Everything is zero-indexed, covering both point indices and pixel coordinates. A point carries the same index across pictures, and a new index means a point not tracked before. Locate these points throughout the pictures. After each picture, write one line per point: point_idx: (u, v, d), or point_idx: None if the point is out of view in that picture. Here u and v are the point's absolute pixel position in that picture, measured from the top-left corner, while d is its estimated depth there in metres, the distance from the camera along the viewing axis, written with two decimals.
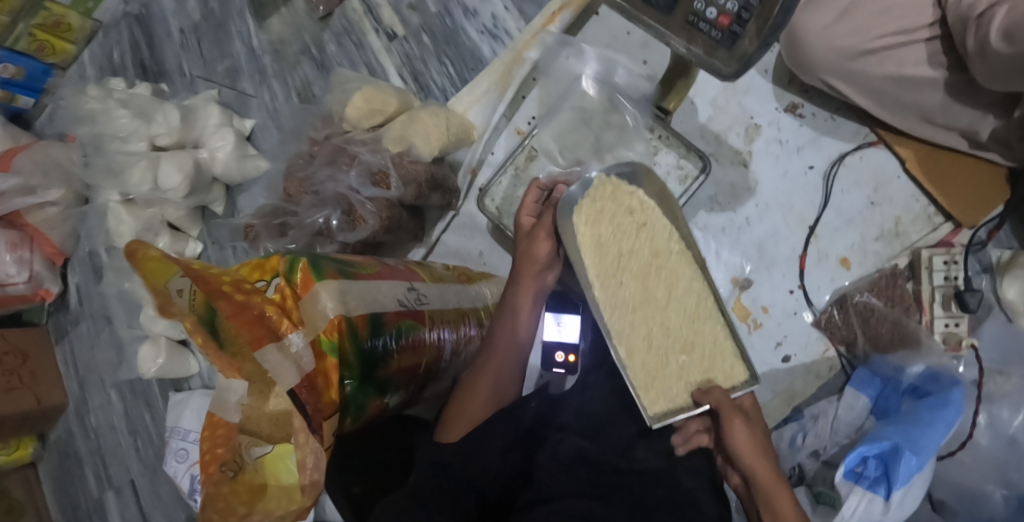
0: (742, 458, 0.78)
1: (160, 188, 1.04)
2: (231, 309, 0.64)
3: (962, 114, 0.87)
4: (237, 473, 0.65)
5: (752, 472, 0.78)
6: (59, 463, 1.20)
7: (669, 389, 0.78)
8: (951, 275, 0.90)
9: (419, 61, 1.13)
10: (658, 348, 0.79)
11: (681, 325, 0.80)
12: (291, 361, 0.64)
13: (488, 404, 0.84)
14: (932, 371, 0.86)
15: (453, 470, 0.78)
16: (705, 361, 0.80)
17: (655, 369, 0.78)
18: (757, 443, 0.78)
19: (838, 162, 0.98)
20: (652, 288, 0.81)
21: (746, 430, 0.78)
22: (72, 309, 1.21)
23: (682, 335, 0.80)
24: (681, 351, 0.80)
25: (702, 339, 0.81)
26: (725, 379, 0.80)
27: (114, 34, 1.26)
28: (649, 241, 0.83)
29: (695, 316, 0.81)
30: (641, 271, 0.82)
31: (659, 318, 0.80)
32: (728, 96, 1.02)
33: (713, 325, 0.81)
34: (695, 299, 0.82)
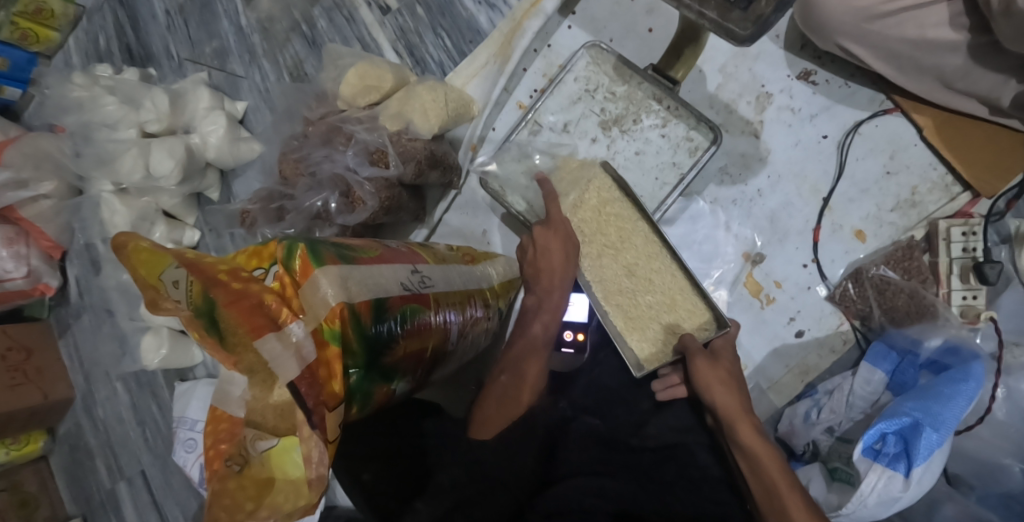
0: (709, 396, 0.81)
1: (152, 176, 1.01)
2: (228, 296, 0.62)
3: (984, 79, 0.83)
4: (243, 468, 0.65)
5: (721, 410, 0.80)
6: (69, 455, 1.20)
7: (647, 329, 0.88)
8: (970, 246, 0.88)
9: (414, 34, 1.08)
10: (627, 290, 0.89)
11: (641, 265, 0.88)
12: (291, 352, 0.63)
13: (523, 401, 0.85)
14: (951, 344, 0.85)
15: (486, 468, 0.76)
16: (670, 298, 0.87)
17: (632, 312, 0.89)
18: (725, 381, 0.81)
19: (852, 131, 0.95)
20: (614, 241, 0.89)
21: (713, 369, 0.81)
22: (73, 303, 1.19)
23: (643, 276, 0.88)
24: (648, 291, 0.88)
25: (664, 279, 0.87)
26: (691, 318, 0.86)
27: (97, 18, 1.21)
28: (600, 196, 0.91)
29: (651, 255, 0.88)
30: (596, 224, 0.90)
31: (621, 265, 0.89)
32: (738, 63, 0.98)
33: (669, 264, 0.87)
34: (646, 242, 0.88)
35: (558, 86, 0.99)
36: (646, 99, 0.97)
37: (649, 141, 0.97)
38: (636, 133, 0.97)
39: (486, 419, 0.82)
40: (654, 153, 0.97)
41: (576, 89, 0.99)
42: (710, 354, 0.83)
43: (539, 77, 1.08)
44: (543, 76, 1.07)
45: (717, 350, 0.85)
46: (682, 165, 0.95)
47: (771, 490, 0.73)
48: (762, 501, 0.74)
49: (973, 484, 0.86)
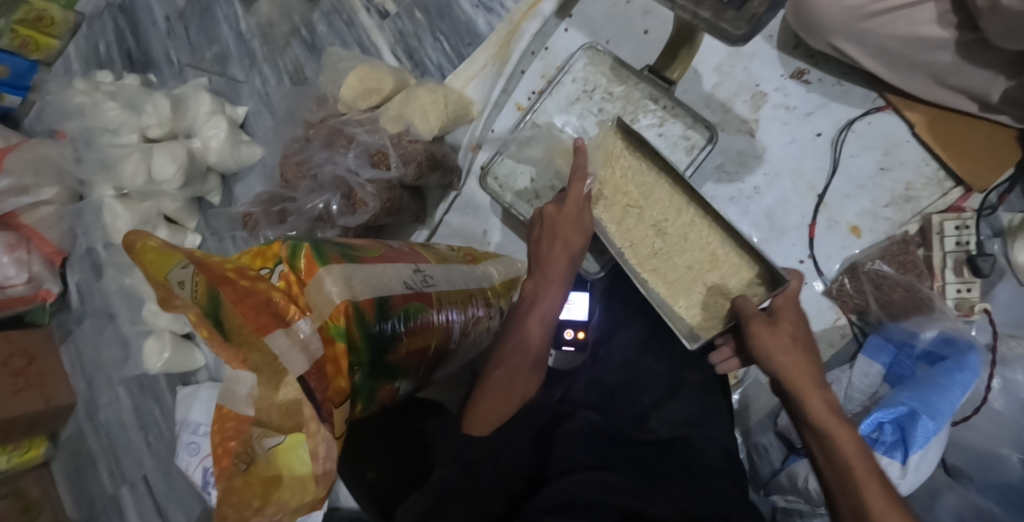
0: (775, 365, 0.76)
1: (154, 180, 1.02)
2: (236, 295, 0.63)
3: (973, 76, 0.84)
4: (250, 466, 0.66)
5: (787, 382, 0.75)
6: (72, 461, 1.19)
7: (691, 291, 0.87)
8: (963, 239, 0.89)
9: (413, 37, 1.10)
10: (661, 253, 0.88)
11: (670, 224, 0.87)
12: (299, 347, 0.64)
13: (514, 396, 0.83)
14: (946, 335, 0.85)
15: (480, 467, 0.69)
16: (709, 254, 0.85)
17: (671, 276, 0.87)
18: (792, 348, 0.76)
19: (846, 128, 0.96)
20: (639, 206, 0.89)
21: (776, 339, 0.77)
22: (75, 309, 1.19)
23: (677, 236, 0.87)
24: (683, 250, 0.87)
25: (698, 235, 0.86)
26: (735, 275, 0.84)
27: (97, 25, 1.22)
28: (617, 163, 0.90)
29: (678, 213, 0.87)
30: (623, 189, 0.90)
31: (650, 227, 0.89)
32: (733, 62, 1.00)
33: (699, 218, 0.86)
34: (671, 200, 0.87)
35: (555, 87, 1.01)
36: (643, 99, 0.98)
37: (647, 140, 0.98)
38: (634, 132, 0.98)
39: (481, 415, 0.80)
40: None
41: (574, 89, 1.01)
42: (768, 319, 0.78)
43: (538, 79, 1.09)
44: (541, 77, 1.08)
45: (777, 310, 0.80)
46: (680, 163, 0.96)
47: (845, 472, 0.69)
48: (831, 481, 0.70)
49: (973, 476, 0.87)
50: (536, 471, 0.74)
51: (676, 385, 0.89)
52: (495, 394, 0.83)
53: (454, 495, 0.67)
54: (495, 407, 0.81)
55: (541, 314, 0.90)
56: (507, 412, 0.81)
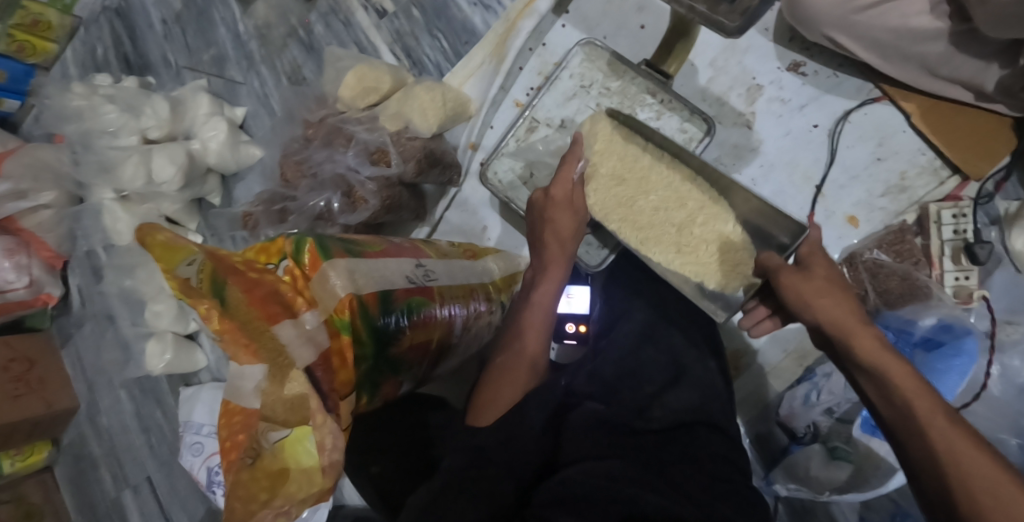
0: (816, 315, 0.71)
1: (154, 182, 1.02)
2: (245, 287, 0.65)
3: (966, 65, 0.85)
4: (256, 460, 0.66)
5: (832, 326, 0.70)
6: (73, 465, 1.19)
7: (663, 235, 0.89)
8: (961, 228, 0.90)
9: (410, 36, 1.10)
10: (630, 202, 0.90)
11: (633, 173, 0.91)
12: (304, 339, 0.65)
13: (517, 383, 0.83)
14: (944, 322, 0.86)
15: (492, 454, 0.72)
16: (675, 195, 0.89)
17: (640, 222, 0.90)
18: (828, 293, 0.71)
19: (842, 119, 0.97)
20: (601, 159, 0.92)
21: (811, 284, 0.72)
22: (75, 313, 1.19)
23: (675, 204, 0.89)
24: (649, 195, 0.90)
25: (659, 179, 0.90)
26: (703, 211, 0.88)
27: (94, 29, 1.22)
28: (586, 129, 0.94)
29: (639, 161, 0.91)
30: (618, 169, 0.92)
31: (613, 178, 0.92)
32: (728, 56, 1.01)
33: (658, 163, 0.90)
34: (628, 150, 0.92)
35: (553, 83, 1.02)
36: (641, 94, 0.99)
37: None
38: None
39: (486, 402, 0.82)
40: None
41: (571, 85, 1.02)
42: (797, 269, 0.74)
43: (535, 76, 1.08)
44: (538, 74, 1.08)
45: (805, 259, 0.75)
46: None
47: (906, 412, 0.63)
48: (897, 426, 0.64)
49: None
50: (547, 458, 0.77)
51: (678, 373, 0.88)
52: (499, 382, 0.83)
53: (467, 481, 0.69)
54: (501, 393, 0.82)
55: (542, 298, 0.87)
56: (513, 398, 0.82)
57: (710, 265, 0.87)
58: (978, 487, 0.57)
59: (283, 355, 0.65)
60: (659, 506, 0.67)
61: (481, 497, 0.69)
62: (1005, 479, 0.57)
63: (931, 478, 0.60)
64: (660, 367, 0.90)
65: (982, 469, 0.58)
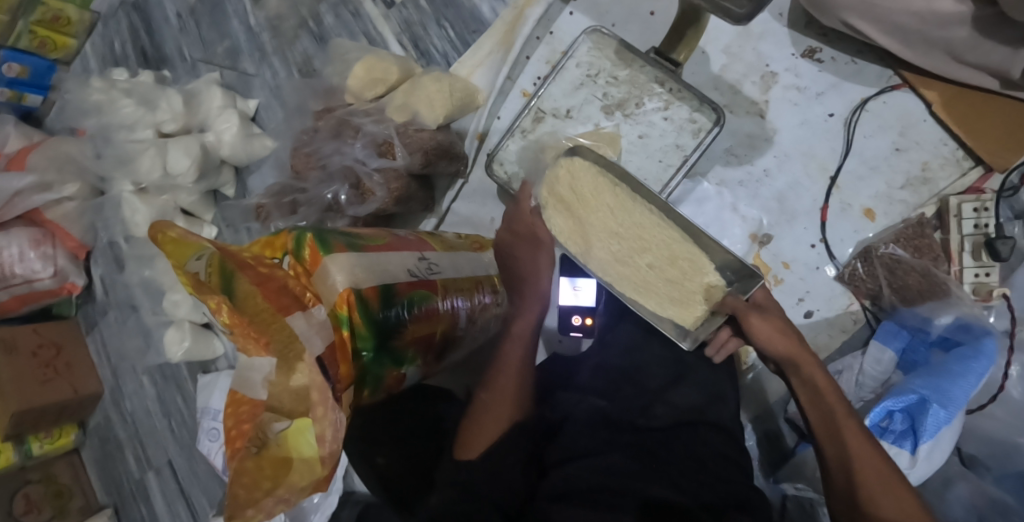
0: (769, 346, 0.74)
1: (170, 174, 1.05)
2: (256, 279, 0.67)
3: (993, 52, 0.80)
4: (261, 450, 0.68)
5: (784, 357, 0.74)
6: (100, 447, 1.24)
7: (661, 294, 0.81)
8: (982, 223, 0.86)
9: (419, 26, 1.09)
10: (624, 257, 0.83)
11: (626, 227, 0.83)
12: (315, 329, 0.66)
13: (502, 422, 0.76)
14: (962, 321, 0.84)
15: (475, 488, 0.70)
16: (667, 253, 0.81)
17: (635, 278, 0.83)
18: (783, 329, 0.74)
19: (860, 108, 0.93)
20: (586, 213, 0.85)
21: (767, 322, 0.75)
22: (99, 301, 1.23)
23: (662, 255, 0.82)
24: (643, 252, 0.82)
25: (651, 233, 0.82)
26: (696, 269, 0.80)
27: (112, 24, 1.25)
28: (565, 178, 0.87)
29: (628, 213, 0.83)
30: (597, 215, 0.84)
31: (604, 232, 0.84)
32: (742, 42, 0.97)
33: (648, 213, 0.82)
34: (617, 201, 0.84)
35: (560, 73, 1.00)
36: (649, 82, 0.97)
37: (653, 124, 0.96)
38: (640, 116, 0.97)
39: (469, 438, 0.76)
40: (657, 136, 0.96)
41: (579, 74, 0.99)
42: (756, 307, 0.77)
43: (543, 65, 1.07)
44: (547, 63, 1.07)
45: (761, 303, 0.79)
46: (686, 146, 0.95)
47: (832, 422, 0.71)
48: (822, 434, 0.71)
49: (989, 466, 0.86)
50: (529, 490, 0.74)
51: (681, 372, 0.85)
52: (482, 421, 0.76)
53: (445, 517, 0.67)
54: (483, 430, 0.75)
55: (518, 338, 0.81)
56: (496, 435, 0.75)
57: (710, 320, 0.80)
58: (880, 501, 0.65)
59: (293, 344, 0.66)
60: (666, 499, 0.68)
61: None
62: (900, 487, 0.66)
63: (841, 478, 0.69)
64: (668, 358, 0.86)
65: (880, 474, 0.67)
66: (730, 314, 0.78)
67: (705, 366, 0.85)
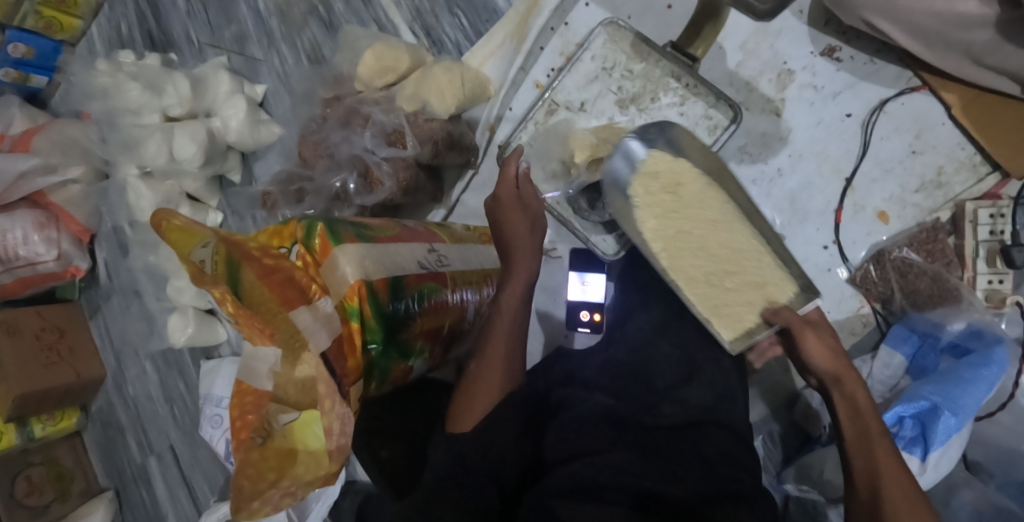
0: (814, 362, 0.76)
1: (176, 159, 1.04)
2: (261, 271, 0.65)
3: (1013, 56, 0.79)
4: (266, 440, 0.66)
5: (826, 373, 0.76)
6: (102, 431, 1.23)
7: (738, 314, 0.81)
8: (998, 229, 0.86)
9: (430, 14, 1.07)
10: (714, 278, 0.82)
11: (722, 247, 0.83)
12: (322, 323, 0.65)
13: (493, 391, 0.78)
14: (973, 327, 0.84)
15: (470, 464, 0.71)
16: (756, 280, 0.82)
17: (716, 299, 0.82)
18: (834, 348, 0.75)
19: (877, 109, 0.92)
20: (688, 222, 0.84)
21: (821, 341, 0.76)
22: (102, 285, 1.22)
23: (751, 281, 0.82)
24: (731, 274, 0.83)
25: (747, 262, 0.83)
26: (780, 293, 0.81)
27: (118, 6, 1.23)
28: (665, 176, 0.85)
29: (731, 233, 0.83)
30: (682, 221, 0.84)
31: (699, 248, 0.83)
32: (759, 39, 0.96)
33: (755, 245, 0.83)
34: (722, 218, 0.84)
35: (574, 65, 0.98)
36: (665, 78, 0.95)
37: (667, 120, 0.96)
38: (654, 111, 0.96)
39: (460, 413, 0.77)
40: None
41: (593, 67, 0.98)
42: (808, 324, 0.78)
43: (556, 56, 1.05)
44: (560, 55, 1.05)
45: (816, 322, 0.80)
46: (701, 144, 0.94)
47: (862, 439, 0.72)
48: (852, 450, 0.72)
49: (994, 473, 0.86)
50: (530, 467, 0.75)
51: (691, 372, 0.84)
52: (475, 390, 0.78)
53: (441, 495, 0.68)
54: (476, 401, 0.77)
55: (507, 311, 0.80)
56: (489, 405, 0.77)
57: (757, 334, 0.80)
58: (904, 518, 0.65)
59: (298, 335, 0.64)
60: (678, 501, 0.67)
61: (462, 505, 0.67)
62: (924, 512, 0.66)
63: (864, 491, 0.69)
64: (677, 356, 0.86)
65: (908, 493, 0.67)
66: (778, 327, 0.78)
67: (713, 368, 0.84)
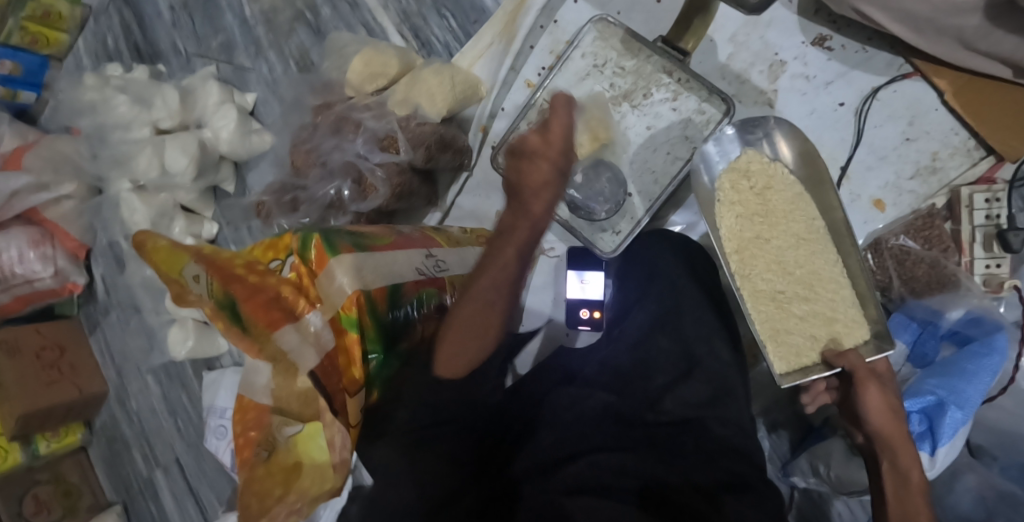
0: (870, 419, 0.79)
1: (168, 173, 1.03)
2: (245, 292, 0.64)
3: (1005, 41, 0.79)
4: (271, 454, 0.69)
5: (880, 435, 0.78)
6: (107, 446, 1.24)
7: (796, 345, 0.86)
8: (993, 213, 0.86)
9: (417, 16, 1.07)
10: (782, 298, 0.87)
11: (800, 267, 0.87)
12: (310, 342, 0.66)
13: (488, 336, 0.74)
14: (973, 315, 0.83)
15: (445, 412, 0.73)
16: (829, 309, 0.86)
17: (779, 322, 0.87)
18: (894, 408, 0.78)
19: (870, 97, 0.92)
20: (770, 231, 0.88)
21: (882, 396, 0.79)
22: (100, 300, 1.22)
23: (823, 302, 0.86)
24: (802, 300, 0.87)
25: (824, 285, 0.86)
26: (851, 334, 0.85)
27: (104, 19, 1.22)
28: (759, 179, 0.89)
29: (813, 253, 0.87)
30: (766, 226, 0.88)
31: (774, 262, 0.88)
32: (749, 31, 0.95)
33: (833, 266, 0.86)
34: (807, 235, 0.87)
35: (565, 63, 0.98)
36: (656, 73, 0.95)
37: (660, 116, 0.96)
38: (647, 107, 0.97)
39: (452, 355, 0.72)
40: (665, 128, 0.96)
41: (584, 65, 0.98)
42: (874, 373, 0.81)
43: (546, 54, 1.04)
44: (550, 53, 1.04)
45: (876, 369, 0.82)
46: (694, 138, 0.94)
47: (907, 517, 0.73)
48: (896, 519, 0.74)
49: (996, 455, 0.87)
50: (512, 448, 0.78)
51: (690, 364, 0.81)
52: (473, 334, 0.72)
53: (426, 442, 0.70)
54: (469, 347, 0.73)
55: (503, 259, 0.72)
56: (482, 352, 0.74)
57: (811, 371, 0.85)
58: None
59: (282, 358, 0.65)
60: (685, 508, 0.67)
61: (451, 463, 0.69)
62: None
63: None
64: (677, 352, 0.82)
65: None
66: (843, 368, 0.82)
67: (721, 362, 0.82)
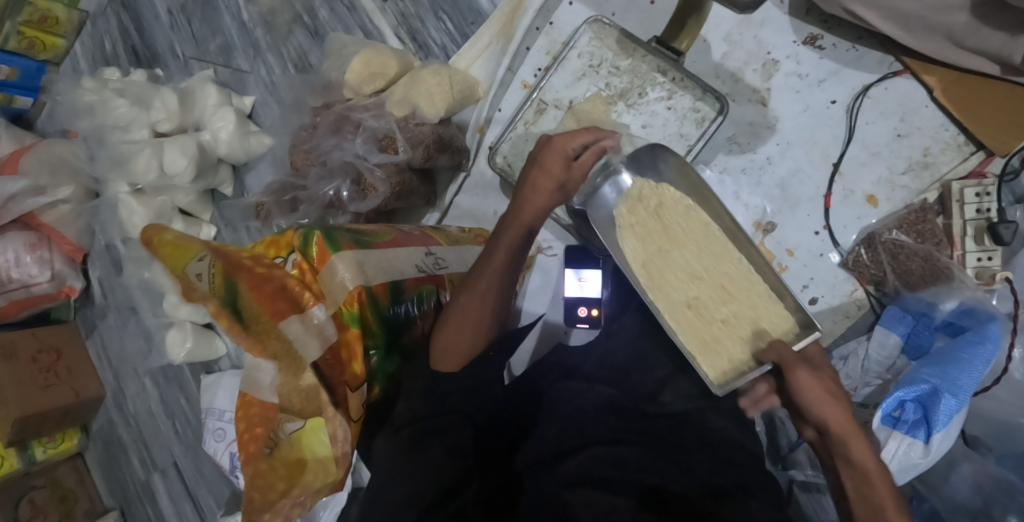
0: (812, 412, 0.69)
1: (167, 174, 1.04)
2: (253, 282, 0.66)
3: (992, 37, 0.82)
4: (273, 450, 0.69)
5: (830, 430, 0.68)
6: (104, 450, 1.23)
7: (728, 352, 0.76)
8: (984, 207, 0.87)
9: (415, 18, 1.08)
10: (700, 304, 0.78)
11: (710, 273, 0.79)
12: (313, 333, 0.66)
13: (481, 331, 0.73)
14: (966, 306, 0.85)
15: (449, 399, 0.69)
16: (752, 310, 0.77)
17: (705, 331, 0.77)
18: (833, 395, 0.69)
19: (861, 94, 0.94)
20: (673, 246, 0.80)
21: (816, 381, 0.69)
22: (97, 304, 1.22)
23: (749, 304, 0.78)
24: (723, 304, 0.78)
25: (739, 286, 0.78)
26: (778, 328, 0.76)
27: (101, 23, 1.23)
28: (653, 197, 0.81)
29: (713, 260, 0.80)
30: (657, 236, 0.81)
31: (684, 271, 0.79)
32: (742, 30, 0.97)
33: (739, 266, 0.79)
34: (706, 241, 0.80)
35: (561, 64, 0.99)
36: (651, 72, 0.97)
37: (656, 114, 0.96)
38: (643, 106, 0.97)
39: (447, 344, 0.73)
40: (661, 126, 0.96)
41: (580, 65, 0.99)
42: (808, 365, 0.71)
43: (543, 55, 1.05)
44: (547, 54, 1.05)
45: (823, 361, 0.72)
46: (690, 137, 0.95)
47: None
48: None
49: (992, 446, 0.88)
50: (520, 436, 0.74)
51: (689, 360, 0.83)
52: (461, 323, 0.73)
53: (425, 431, 0.66)
54: (461, 339, 0.72)
55: (498, 260, 0.74)
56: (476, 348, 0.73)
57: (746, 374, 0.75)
58: None
59: (291, 347, 0.66)
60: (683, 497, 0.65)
61: (454, 450, 0.65)
62: None
63: None
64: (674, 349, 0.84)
65: None
66: (773, 363, 0.73)
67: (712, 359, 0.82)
